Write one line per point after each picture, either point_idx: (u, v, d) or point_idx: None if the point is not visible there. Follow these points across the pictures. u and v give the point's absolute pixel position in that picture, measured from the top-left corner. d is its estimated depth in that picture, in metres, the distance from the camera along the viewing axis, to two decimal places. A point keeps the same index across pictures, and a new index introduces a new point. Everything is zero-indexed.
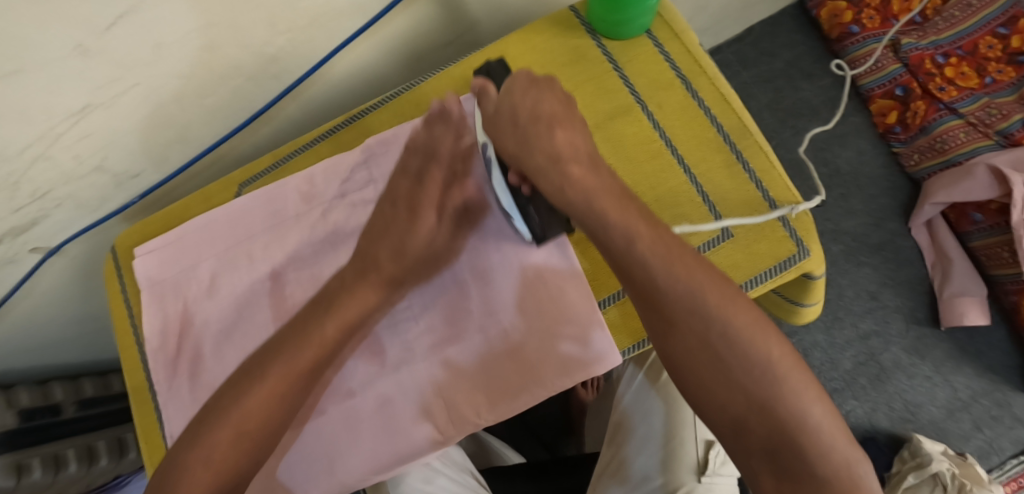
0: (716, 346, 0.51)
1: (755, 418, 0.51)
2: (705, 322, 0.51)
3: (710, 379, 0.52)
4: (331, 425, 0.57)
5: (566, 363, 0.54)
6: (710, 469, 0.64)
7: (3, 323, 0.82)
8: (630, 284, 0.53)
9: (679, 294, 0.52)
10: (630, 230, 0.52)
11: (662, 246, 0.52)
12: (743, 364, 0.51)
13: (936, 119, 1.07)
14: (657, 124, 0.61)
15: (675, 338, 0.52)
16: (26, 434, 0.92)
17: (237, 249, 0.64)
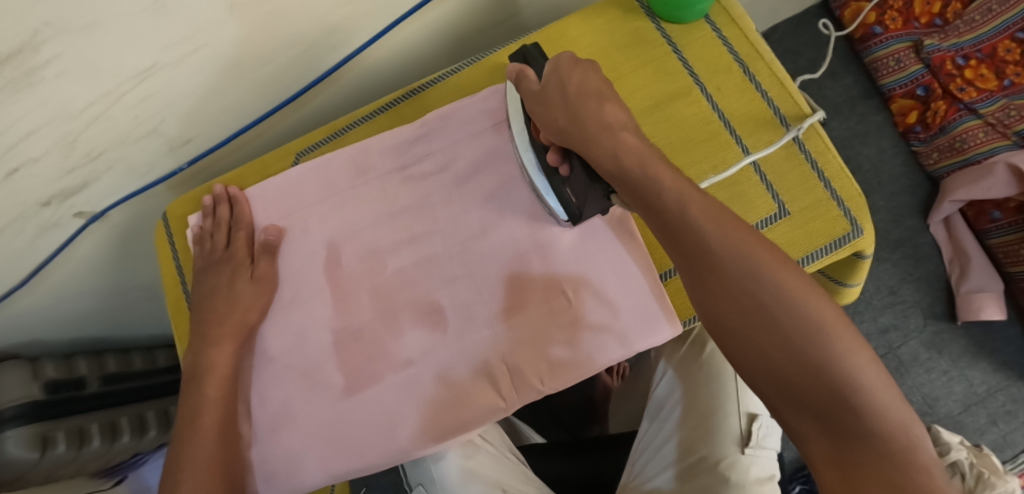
0: (773, 317, 0.45)
1: (852, 425, 0.44)
2: (793, 316, 0.45)
3: (799, 382, 0.45)
4: (392, 393, 0.57)
5: (555, 366, 0.55)
6: (752, 442, 0.66)
7: (40, 290, 0.82)
8: (699, 275, 0.48)
9: (734, 262, 0.46)
10: (702, 220, 0.48)
11: (736, 234, 0.47)
12: (805, 339, 0.45)
13: (956, 120, 1.09)
14: (716, 105, 0.64)
15: (754, 334, 0.46)
16: (51, 406, 0.92)
17: (290, 215, 0.62)
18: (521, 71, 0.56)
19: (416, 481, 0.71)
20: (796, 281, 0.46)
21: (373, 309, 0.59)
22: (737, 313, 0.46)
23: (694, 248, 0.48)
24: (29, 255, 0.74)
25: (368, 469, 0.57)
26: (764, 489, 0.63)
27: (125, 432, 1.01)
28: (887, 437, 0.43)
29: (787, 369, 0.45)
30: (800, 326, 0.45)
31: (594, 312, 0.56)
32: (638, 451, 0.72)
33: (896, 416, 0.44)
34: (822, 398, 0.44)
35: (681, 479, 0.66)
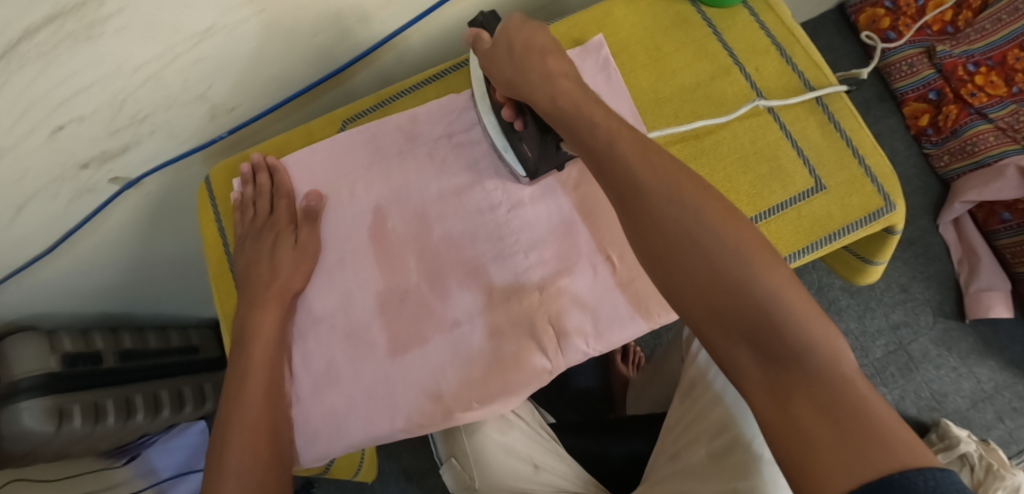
0: (698, 239, 0.45)
1: (781, 343, 0.42)
2: (716, 241, 0.44)
3: (724, 303, 0.43)
4: (439, 355, 0.57)
5: (531, 374, 0.56)
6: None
7: (67, 258, 0.82)
8: (629, 210, 0.47)
9: (656, 187, 0.46)
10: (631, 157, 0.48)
11: (661, 167, 0.47)
12: (729, 259, 0.44)
13: (966, 124, 1.12)
14: (755, 85, 0.65)
15: (680, 259, 0.45)
16: (67, 379, 0.91)
17: (339, 180, 0.62)
18: (476, 35, 0.57)
19: (449, 454, 0.79)
20: (718, 211, 0.45)
21: (421, 273, 0.60)
22: (664, 244, 0.45)
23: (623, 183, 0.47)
24: (62, 219, 0.73)
25: (411, 430, 0.57)
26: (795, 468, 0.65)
27: (139, 410, 1.00)
28: (816, 352, 0.41)
29: (716, 294, 0.44)
30: (725, 253, 0.44)
31: (573, 318, 0.57)
32: (670, 429, 0.75)
33: (823, 332, 0.42)
34: (748, 318, 0.43)
35: (716, 458, 0.67)
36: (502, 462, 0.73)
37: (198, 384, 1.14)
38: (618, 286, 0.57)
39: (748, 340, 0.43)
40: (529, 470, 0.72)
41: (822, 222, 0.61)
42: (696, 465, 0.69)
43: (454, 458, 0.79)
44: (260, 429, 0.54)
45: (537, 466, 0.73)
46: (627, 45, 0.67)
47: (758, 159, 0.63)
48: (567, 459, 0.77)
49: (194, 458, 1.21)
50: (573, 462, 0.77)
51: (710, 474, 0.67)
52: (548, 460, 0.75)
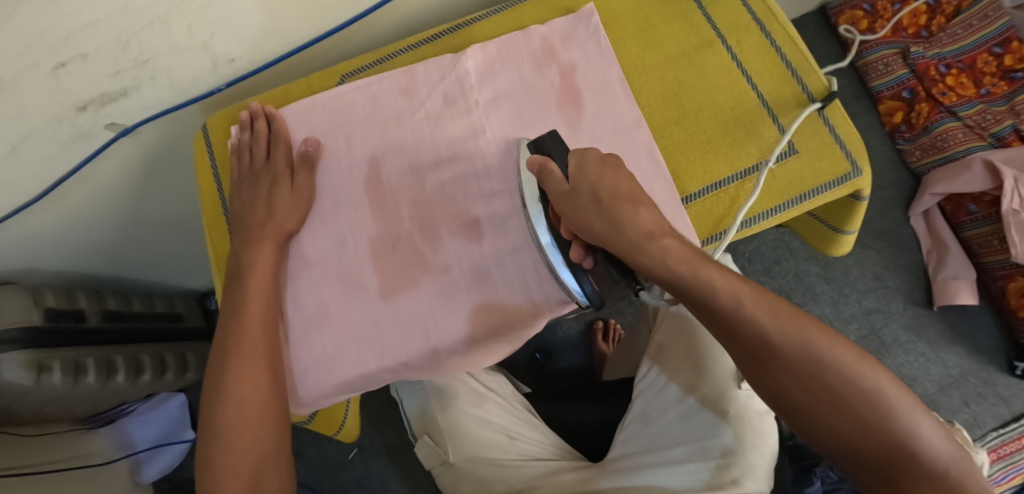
0: (832, 386, 0.50)
1: (908, 469, 0.49)
2: (842, 388, 0.50)
3: (857, 440, 0.50)
4: (428, 296, 0.59)
5: (509, 323, 0.59)
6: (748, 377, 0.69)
7: (58, 208, 0.82)
8: (764, 361, 0.51)
9: (791, 343, 0.50)
10: (761, 315, 0.50)
11: (788, 315, 0.50)
12: (860, 399, 0.49)
13: (938, 120, 1.17)
14: (735, 57, 0.68)
15: (815, 404, 0.50)
16: (50, 334, 0.90)
17: (336, 130, 0.64)
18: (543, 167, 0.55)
19: (422, 431, 0.84)
20: (838, 352, 0.50)
21: (413, 219, 0.61)
22: (802, 394, 0.50)
23: (754, 337, 0.50)
24: (55, 164, 0.74)
25: (399, 369, 0.59)
26: (764, 421, 0.67)
27: (120, 371, 1.01)
28: (943, 474, 0.49)
29: (848, 432, 0.50)
30: (855, 398, 0.49)
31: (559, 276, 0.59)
32: (639, 394, 0.78)
33: (940, 451, 0.50)
34: (881, 451, 0.50)
35: (687, 416, 0.71)
36: (480, 433, 0.80)
37: (179, 352, 1.15)
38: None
39: (877, 464, 0.50)
40: (504, 440, 0.79)
41: (794, 184, 0.64)
42: (669, 425, 0.72)
43: (426, 435, 0.84)
44: (260, 359, 0.56)
45: (512, 436, 0.80)
46: (617, 14, 0.70)
47: (736, 124, 0.66)
48: (542, 428, 0.83)
49: (173, 431, 1.22)
50: (548, 429, 0.83)
51: (682, 432, 0.71)
52: (524, 429, 0.81)
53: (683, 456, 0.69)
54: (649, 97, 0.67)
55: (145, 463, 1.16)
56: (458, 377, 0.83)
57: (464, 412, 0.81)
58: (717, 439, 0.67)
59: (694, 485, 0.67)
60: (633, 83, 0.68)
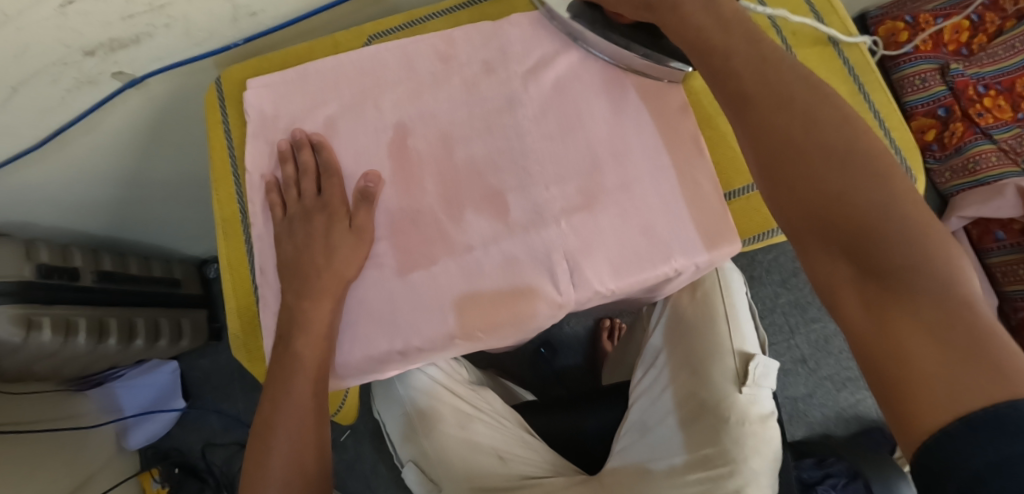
0: (818, 154, 0.44)
1: (881, 259, 0.40)
2: (820, 148, 0.44)
3: (833, 217, 0.42)
4: (448, 278, 0.55)
5: (527, 313, 0.54)
6: (750, 381, 0.67)
7: (56, 159, 0.78)
8: (739, 117, 0.48)
9: (784, 103, 0.46)
10: (746, 70, 0.48)
11: (778, 71, 0.48)
12: (848, 174, 0.43)
13: (971, 141, 1.14)
14: (791, 48, 0.64)
15: (796, 169, 0.44)
16: (41, 290, 0.85)
17: (364, 94, 0.60)
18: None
19: (408, 457, 0.76)
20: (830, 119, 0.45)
21: (438, 193, 0.57)
22: (781, 155, 0.45)
23: (738, 91, 0.48)
24: (57, 110, 0.70)
25: (409, 353, 0.54)
26: (765, 427, 0.66)
27: (112, 334, 0.97)
28: (941, 290, 0.38)
29: (811, 200, 0.43)
30: (835, 164, 0.43)
31: (591, 268, 0.54)
32: (635, 400, 0.73)
33: (947, 263, 0.39)
34: (859, 236, 0.41)
35: (685, 423, 0.68)
36: (467, 457, 0.71)
37: (175, 318, 1.12)
38: (639, 226, 0.55)
39: (845, 250, 0.41)
40: (494, 462, 0.71)
41: None
42: (666, 433, 0.69)
43: (412, 461, 0.76)
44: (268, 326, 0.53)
45: (503, 456, 0.71)
46: None
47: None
48: (532, 442, 0.74)
49: (163, 399, 1.19)
50: (539, 440, 0.74)
51: (680, 441, 0.68)
52: (515, 447, 0.72)
53: (683, 466, 0.66)
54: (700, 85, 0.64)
55: (132, 428, 1.15)
56: (440, 399, 0.74)
57: (449, 435, 0.72)
58: (719, 450, 0.64)
59: None
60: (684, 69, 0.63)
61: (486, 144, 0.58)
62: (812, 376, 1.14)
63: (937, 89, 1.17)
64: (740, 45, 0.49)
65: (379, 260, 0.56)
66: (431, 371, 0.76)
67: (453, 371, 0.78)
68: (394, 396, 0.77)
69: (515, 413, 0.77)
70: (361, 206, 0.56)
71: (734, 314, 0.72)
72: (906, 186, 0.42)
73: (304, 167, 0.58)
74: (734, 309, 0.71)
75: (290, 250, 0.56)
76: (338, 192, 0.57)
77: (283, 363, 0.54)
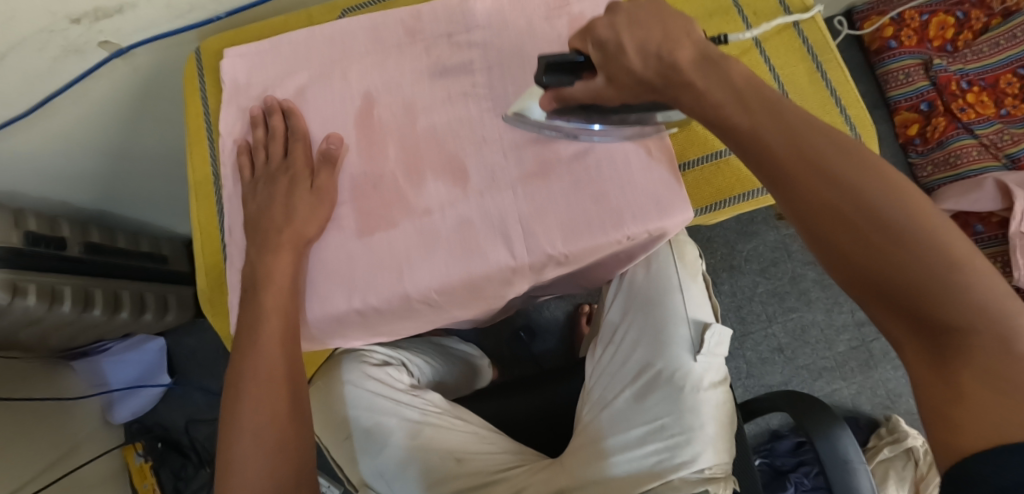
0: (855, 212, 0.41)
1: (937, 314, 0.39)
2: (862, 207, 0.41)
3: (884, 277, 0.40)
4: (405, 239, 0.56)
5: (478, 274, 0.55)
6: (705, 349, 0.68)
7: (42, 128, 0.80)
8: (773, 183, 0.45)
9: (811, 162, 0.43)
10: (771, 133, 0.44)
11: (801, 126, 0.44)
12: (891, 229, 0.40)
13: (953, 136, 1.15)
14: (751, 28, 0.63)
15: (838, 231, 0.42)
16: (28, 258, 0.88)
17: (333, 64, 0.62)
18: (555, 91, 0.52)
19: (361, 483, 0.72)
20: (865, 177, 0.42)
21: (400, 159, 0.59)
22: (820, 219, 0.42)
23: (767, 159, 0.44)
24: (45, 79, 0.72)
25: (367, 312, 0.56)
26: (717, 392, 0.68)
27: (97, 304, 0.99)
28: (999, 338, 0.38)
29: (861, 265, 0.41)
30: (881, 231, 0.41)
31: (543, 234, 0.55)
32: (593, 374, 0.73)
33: (1001, 309, 0.38)
34: (914, 294, 0.40)
35: (640, 393, 0.68)
36: (425, 463, 0.69)
37: (161, 293, 1.14)
38: (592, 191, 0.56)
39: (899, 308, 0.40)
40: (452, 465, 0.69)
41: None
42: (622, 407, 0.68)
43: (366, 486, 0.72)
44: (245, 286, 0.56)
45: (460, 458, 0.69)
46: None
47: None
48: (487, 434, 0.72)
49: (149, 374, 1.21)
50: (494, 430, 0.73)
51: (637, 412, 0.68)
52: (473, 446, 0.70)
53: (641, 438, 0.66)
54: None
55: (117, 403, 1.18)
56: (387, 413, 0.72)
57: (401, 448, 0.70)
58: (675, 418, 0.66)
59: (653, 469, 0.64)
60: None
61: (448, 113, 0.60)
62: (788, 364, 1.15)
63: (921, 83, 1.18)
64: (755, 102, 0.45)
65: (340, 224, 0.57)
66: (369, 385, 0.74)
67: (393, 379, 0.76)
68: (339, 420, 0.73)
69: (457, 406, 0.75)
70: (324, 169, 0.57)
71: (686, 286, 0.73)
72: (950, 232, 0.40)
73: (273, 130, 0.60)
74: (686, 280, 0.73)
75: (255, 211, 0.58)
76: (302, 153, 0.58)
77: (245, 316, 0.56)
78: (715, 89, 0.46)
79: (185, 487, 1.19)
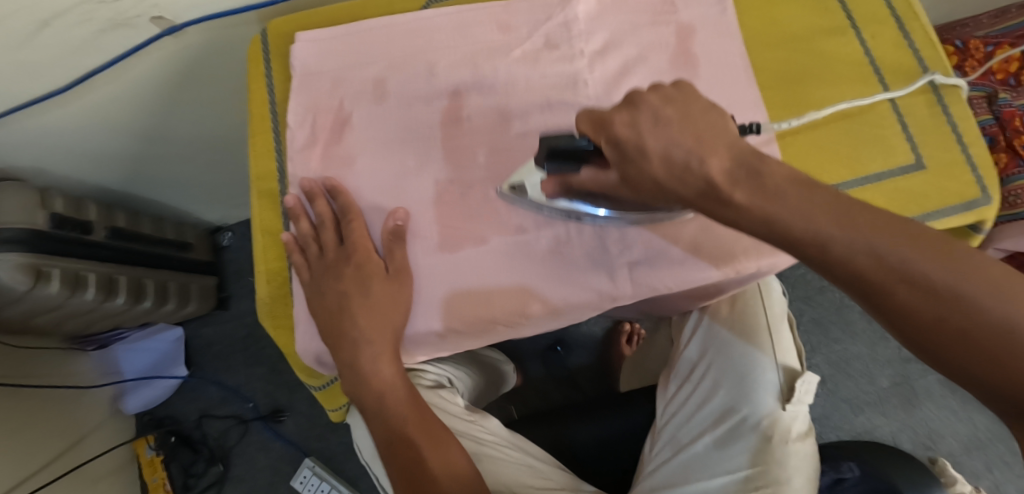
0: (964, 322, 0.37)
1: None
2: (970, 315, 0.37)
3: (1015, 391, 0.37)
4: (494, 260, 0.52)
5: (576, 306, 0.51)
6: (793, 399, 0.64)
7: (77, 104, 0.75)
8: (863, 296, 0.40)
9: (895, 272, 0.38)
10: (853, 250, 0.39)
11: (869, 225, 0.39)
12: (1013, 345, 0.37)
13: (1011, 176, 1.06)
14: (868, 53, 0.58)
15: (956, 346, 0.38)
16: (52, 241, 0.82)
17: (416, 56, 0.57)
18: (559, 178, 0.47)
19: None
20: (951, 273, 0.38)
21: (489, 168, 0.54)
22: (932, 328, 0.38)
23: (854, 278, 0.39)
24: (88, 51, 0.67)
25: (447, 335, 0.52)
26: (806, 444, 0.64)
27: (120, 293, 0.94)
28: None
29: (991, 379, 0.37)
30: (988, 337, 0.37)
31: (649, 267, 0.51)
32: (668, 411, 0.70)
33: None
34: None
35: (722, 441, 0.65)
36: None
37: (183, 282, 1.09)
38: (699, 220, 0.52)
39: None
40: None
41: (917, 200, 0.55)
42: (701, 453, 0.65)
43: None
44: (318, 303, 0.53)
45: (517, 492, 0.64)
46: None
47: (861, 125, 0.56)
48: (544, 469, 0.66)
49: (164, 364, 1.16)
50: (552, 465, 0.67)
51: (718, 460, 0.64)
52: (531, 480, 0.65)
53: (723, 488, 0.63)
54: (771, 78, 0.57)
55: (129, 392, 1.13)
56: None
57: None
58: (762, 470, 0.62)
59: None
60: (754, 60, 0.57)
61: (543, 120, 0.55)
62: (830, 397, 1.10)
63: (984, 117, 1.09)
64: (822, 212, 0.39)
65: (422, 237, 0.53)
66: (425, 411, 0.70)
67: (448, 403, 0.71)
68: None
69: (518, 435, 0.70)
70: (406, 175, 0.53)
71: (775, 325, 0.69)
72: None
73: (320, 218, 0.54)
74: (776, 322, 0.68)
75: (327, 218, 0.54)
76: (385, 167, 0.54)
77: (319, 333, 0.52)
78: (780, 209, 0.39)
79: (194, 484, 1.14)
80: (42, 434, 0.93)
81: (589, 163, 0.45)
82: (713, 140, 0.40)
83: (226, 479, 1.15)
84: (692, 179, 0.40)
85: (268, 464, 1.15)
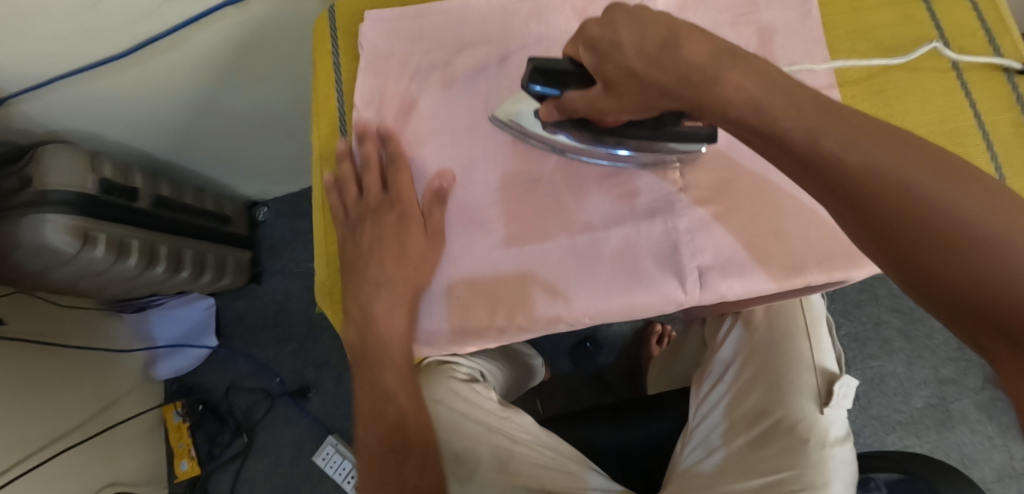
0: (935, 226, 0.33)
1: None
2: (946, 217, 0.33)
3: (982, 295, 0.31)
4: (559, 255, 0.51)
5: (637, 306, 0.50)
6: (831, 403, 0.63)
7: (134, 71, 0.74)
8: (842, 205, 0.36)
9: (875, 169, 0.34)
10: (838, 149, 0.35)
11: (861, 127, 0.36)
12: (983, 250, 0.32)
13: None
14: (956, 65, 0.56)
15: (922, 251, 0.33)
16: (99, 206, 0.82)
17: (490, 43, 0.56)
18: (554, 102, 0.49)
19: None
20: (940, 180, 0.33)
21: (558, 163, 0.53)
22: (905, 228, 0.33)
23: (835, 181, 0.35)
24: (152, 18, 0.66)
25: (508, 331, 0.51)
26: (841, 449, 0.62)
27: (160, 262, 0.94)
28: None
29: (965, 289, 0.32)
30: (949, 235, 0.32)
31: (715, 272, 0.50)
32: (699, 412, 0.67)
33: None
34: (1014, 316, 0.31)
35: (756, 443, 0.64)
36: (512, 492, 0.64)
37: (220, 255, 1.10)
38: (771, 230, 0.50)
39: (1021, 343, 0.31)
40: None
41: None
42: (733, 454, 0.64)
43: None
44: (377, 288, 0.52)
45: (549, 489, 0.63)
46: None
47: (944, 140, 0.54)
48: (573, 465, 0.65)
49: (195, 333, 1.17)
50: (580, 460, 0.66)
51: (750, 462, 0.63)
52: (558, 477, 0.64)
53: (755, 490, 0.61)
54: (855, 87, 0.55)
55: (161, 359, 1.14)
56: (477, 436, 0.67)
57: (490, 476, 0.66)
58: (796, 474, 0.61)
59: None
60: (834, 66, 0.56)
61: None
62: (861, 413, 1.09)
63: None
64: (803, 106, 0.37)
65: (487, 229, 0.52)
66: (460, 407, 0.68)
67: (483, 399, 0.69)
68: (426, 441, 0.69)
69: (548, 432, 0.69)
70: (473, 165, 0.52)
71: (815, 332, 0.68)
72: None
73: (387, 202, 0.54)
74: (814, 325, 0.68)
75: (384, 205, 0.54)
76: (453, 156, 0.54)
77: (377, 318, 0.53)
78: (762, 92, 0.38)
79: (220, 453, 1.16)
80: (77, 395, 0.95)
81: (574, 81, 0.47)
82: (690, 31, 0.41)
83: (250, 451, 1.16)
84: (670, 63, 0.41)
85: (293, 439, 1.16)
